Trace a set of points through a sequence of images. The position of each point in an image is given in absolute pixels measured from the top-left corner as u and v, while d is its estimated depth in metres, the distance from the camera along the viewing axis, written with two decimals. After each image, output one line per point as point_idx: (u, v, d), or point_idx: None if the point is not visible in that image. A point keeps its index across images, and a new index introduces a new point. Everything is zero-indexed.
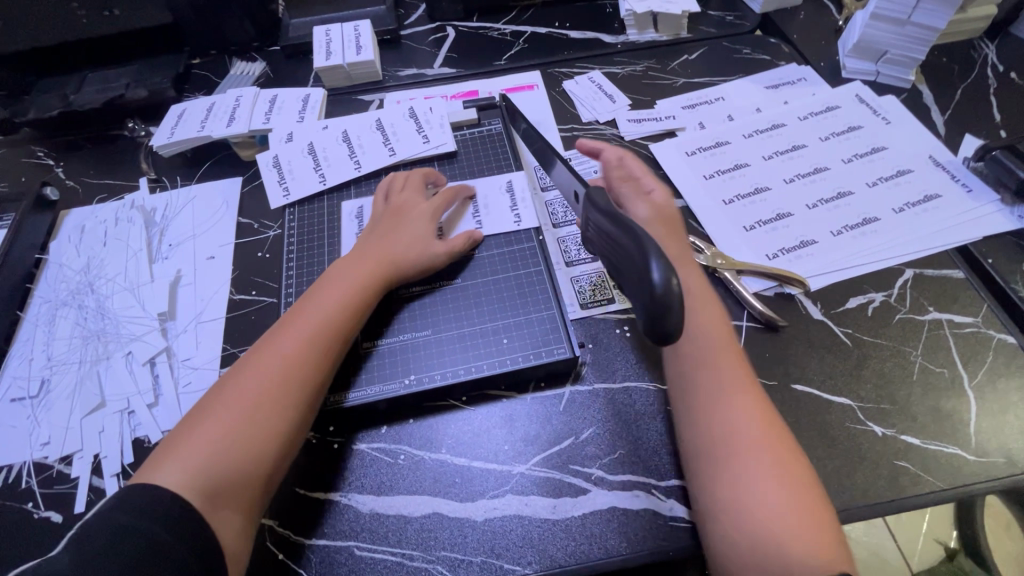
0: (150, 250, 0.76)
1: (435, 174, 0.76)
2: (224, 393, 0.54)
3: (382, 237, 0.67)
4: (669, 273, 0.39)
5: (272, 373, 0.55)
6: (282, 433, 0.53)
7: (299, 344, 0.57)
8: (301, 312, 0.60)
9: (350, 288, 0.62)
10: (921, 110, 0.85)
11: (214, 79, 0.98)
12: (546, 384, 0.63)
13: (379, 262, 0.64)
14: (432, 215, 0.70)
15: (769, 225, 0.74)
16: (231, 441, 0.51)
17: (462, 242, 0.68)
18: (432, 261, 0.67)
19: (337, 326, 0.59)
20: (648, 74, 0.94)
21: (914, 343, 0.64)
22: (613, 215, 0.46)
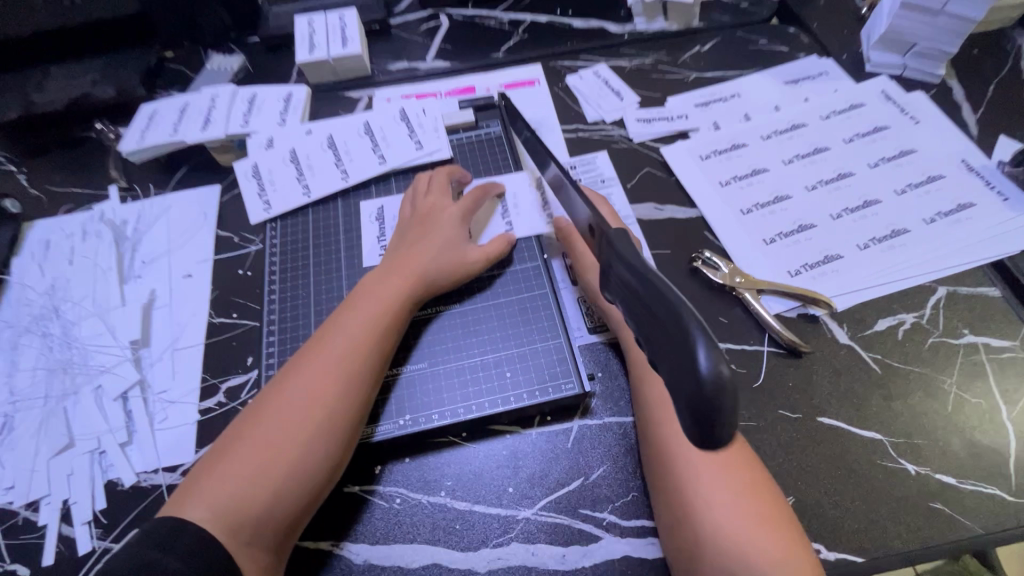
0: (120, 269, 0.70)
1: (460, 171, 0.70)
2: (260, 417, 0.51)
3: (415, 243, 0.62)
4: (716, 356, 0.29)
5: (309, 397, 0.51)
6: (319, 462, 0.50)
7: (335, 364, 0.53)
8: (335, 327, 0.56)
9: (385, 300, 0.57)
10: (951, 108, 0.79)
11: (189, 75, 0.91)
12: (552, 418, 0.58)
13: (415, 270, 0.60)
14: (464, 217, 0.65)
15: (790, 239, 0.68)
16: (266, 473, 0.48)
17: (498, 246, 0.64)
18: (468, 267, 0.62)
19: (374, 343, 0.55)
20: (657, 68, 0.87)
21: (949, 369, 0.59)
22: (635, 266, 0.35)
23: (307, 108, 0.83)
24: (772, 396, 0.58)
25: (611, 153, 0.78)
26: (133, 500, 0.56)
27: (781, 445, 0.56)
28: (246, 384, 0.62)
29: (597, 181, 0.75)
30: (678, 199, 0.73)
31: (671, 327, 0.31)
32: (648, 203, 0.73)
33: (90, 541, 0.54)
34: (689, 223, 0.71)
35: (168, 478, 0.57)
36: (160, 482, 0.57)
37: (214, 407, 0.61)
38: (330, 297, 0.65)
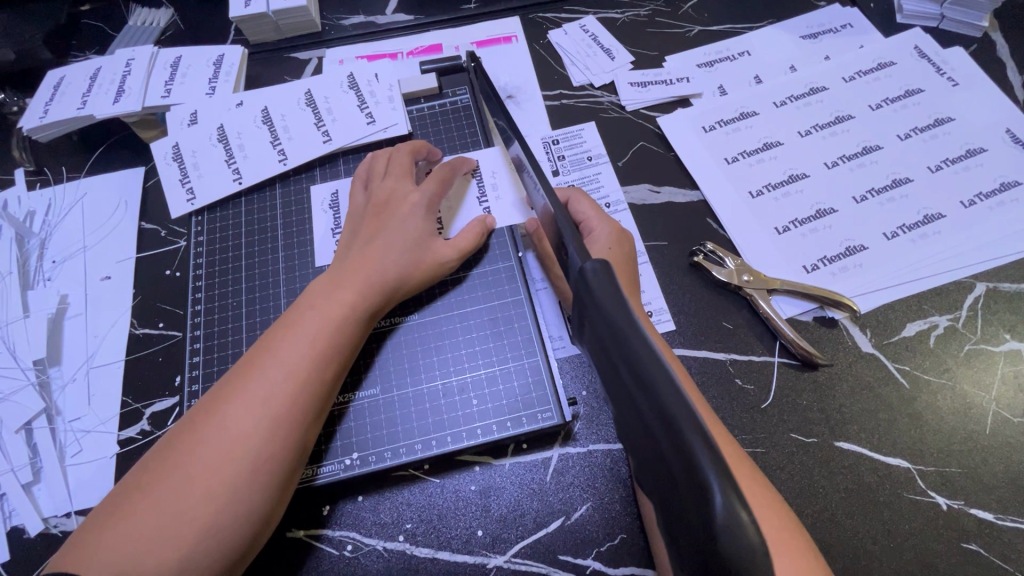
0: (25, 272, 0.60)
1: (427, 147, 0.59)
2: (171, 460, 0.41)
3: (372, 240, 0.52)
4: (737, 503, 0.22)
5: (235, 436, 0.41)
6: (248, 518, 0.40)
7: (271, 394, 0.43)
8: (272, 346, 0.45)
9: (337, 312, 0.47)
10: (994, 67, 0.68)
11: (107, 31, 0.77)
12: (528, 446, 0.49)
13: (384, 267, 0.50)
14: (433, 206, 0.55)
15: (807, 227, 0.59)
16: (176, 534, 0.38)
17: (472, 238, 0.54)
18: (440, 265, 0.53)
19: (321, 367, 0.45)
20: (654, 21, 0.75)
21: (988, 382, 0.51)
22: (623, 342, 0.27)
23: (243, 72, 0.71)
24: (783, 417, 0.50)
25: (600, 124, 0.67)
26: (40, 551, 0.48)
27: (792, 476, 0.48)
28: (173, 410, 0.52)
29: (583, 159, 0.65)
30: (677, 180, 0.63)
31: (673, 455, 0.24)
32: (641, 184, 0.63)
33: None
34: (689, 208, 0.61)
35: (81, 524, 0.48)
36: (72, 529, 0.48)
37: (134, 438, 0.52)
38: (267, 307, 0.56)
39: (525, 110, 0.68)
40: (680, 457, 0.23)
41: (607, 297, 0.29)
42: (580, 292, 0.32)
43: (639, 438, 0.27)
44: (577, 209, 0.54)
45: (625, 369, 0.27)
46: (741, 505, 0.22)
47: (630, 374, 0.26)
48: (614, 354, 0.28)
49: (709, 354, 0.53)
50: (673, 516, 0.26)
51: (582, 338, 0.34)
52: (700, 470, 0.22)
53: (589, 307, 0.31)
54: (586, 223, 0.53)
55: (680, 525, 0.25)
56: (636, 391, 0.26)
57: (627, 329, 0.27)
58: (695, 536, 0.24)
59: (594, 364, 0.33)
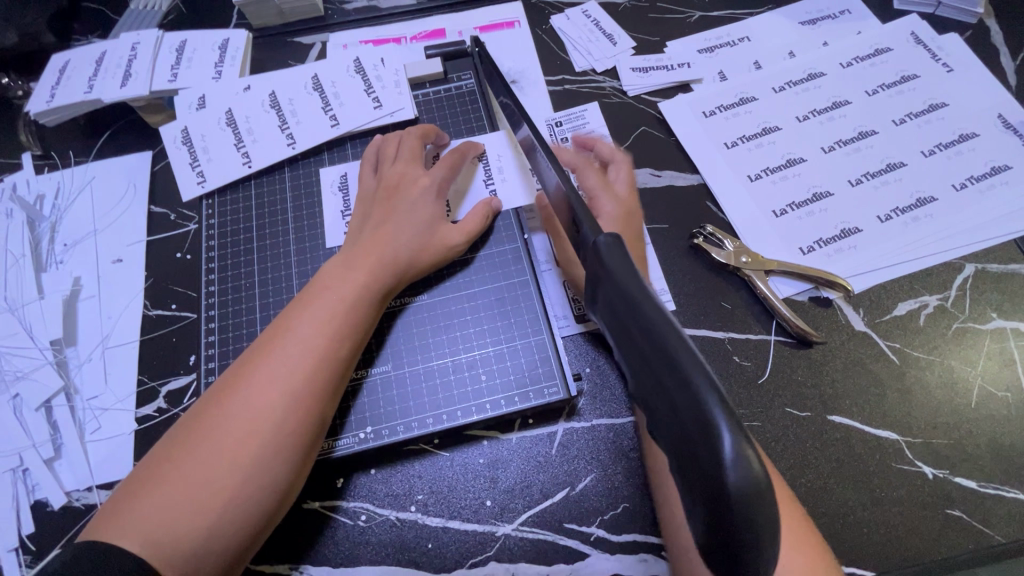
0: (37, 255, 0.61)
1: (434, 131, 0.60)
2: (196, 433, 0.42)
3: (382, 223, 0.53)
4: (745, 445, 0.24)
5: (257, 411, 0.43)
6: (270, 489, 0.42)
7: (290, 371, 0.44)
8: (289, 325, 0.47)
9: (351, 293, 0.49)
10: (988, 53, 0.69)
11: (110, 16, 0.77)
12: (534, 421, 0.51)
13: (395, 250, 0.51)
14: (441, 190, 0.56)
15: (803, 210, 0.60)
16: (205, 503, 0.40)
17: (479, 220, 0.55)
18: (448, 248, 0.54)
19: (338, 345, 0.47)
20: (656, 6, 0.75)
21: (974, 359, 0.53)
22: (636, 306, 0.29)
23: (248, 57, 0.71)
24: (777, 392, 0.52)
25: (602, 109, 0.68)
26: (66, 522, 0.50)
27: (785, 447, 0.50)
28: (189, 388, 0.54)
29: (586, 143, 0.66)
30: (677, 164, 0.64)
31: (683, 408, 0.25)
32: (643, 168, 0.64)
33: (19, 570, 0.48)
34: (689, 191, 0.63)
35: (103, 497, 0.50)
36: (94, 502, 0.50)
37: (152, 415, 0.53)
38: (278, 289, 0.57)
39: (528, 95, 0.69)
40: (689, 408, 0.25)
41: (621, 268, 0.31)
42: (593, 266, 0.34)
43: (649, 397, 0.29)
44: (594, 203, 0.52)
45: (638, 332, 0.28)
46: (749, 446, 0.24)
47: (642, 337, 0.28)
48: (626, 320, 0.30)
49: (708, 332, 0.55)
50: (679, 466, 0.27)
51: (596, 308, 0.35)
52: (710, 417, 0.24)
53: (602, 278, 0.32)
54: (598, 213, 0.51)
55: (685, 476, 0.26)
56: (649, 353, 0.27)
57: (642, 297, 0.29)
58: (699, 484, 0.25)
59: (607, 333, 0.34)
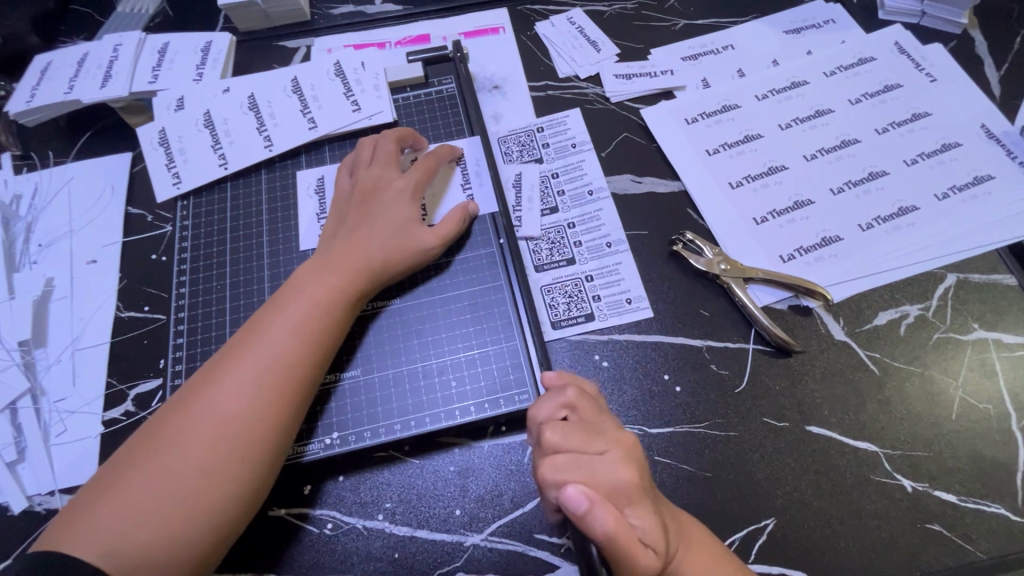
0: (10, 255, 0.60)
1: (413, 135, 0.60)
2: (160, 439, 0.41)
3: (356, 227, 0.52)
4: None
5: (224, 417, 0.42)
6: (236, 499, 0.41)
7: (260, 377, 0.44)
8: (260, 329, 0.46)
9: (325, 297, 0.48)
10: (972, 63, 0.69)
11: (97, 18, 0.78)
12: (507, 429, 0.50)
13: (367, 255, 0.51)
14: (417, 193, 0.56)
15: (784, 218, 0.60)
16: (168, 512, 0.39)
17: (454, 223, 0.55)
18: (422, 251, 0.53)
19: (310, 351, 0.46)
20: (641, 14, 0.76)
21: (955, 371, 0.52)
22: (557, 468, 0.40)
23: (231, 59, 0.71)
24: (754, 401, 0.52)
25: (584, 114, 0.68)
26: (25, 527, 0.48)
27: (762, 458, 0.49)
28: (157, 391, 0.53)
29: (567, 147, 0.65)
30: (658, 170, 0.64)
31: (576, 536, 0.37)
32: (624, 174, 0.64)
33: None
34: (669, 198, 0.62)
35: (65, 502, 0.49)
36: (56, 506, 0.49)
37: (119, 418, 0.52)
38: (250, 290, 0.56)
39: (510, 100, 0.69)
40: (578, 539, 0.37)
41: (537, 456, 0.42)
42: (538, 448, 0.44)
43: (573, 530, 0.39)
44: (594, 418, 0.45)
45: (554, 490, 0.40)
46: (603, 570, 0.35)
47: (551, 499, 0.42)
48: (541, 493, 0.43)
49: (686, 340, 0.55)
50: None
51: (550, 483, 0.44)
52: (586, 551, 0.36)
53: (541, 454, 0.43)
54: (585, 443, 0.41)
55: None
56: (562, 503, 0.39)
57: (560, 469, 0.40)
58: None
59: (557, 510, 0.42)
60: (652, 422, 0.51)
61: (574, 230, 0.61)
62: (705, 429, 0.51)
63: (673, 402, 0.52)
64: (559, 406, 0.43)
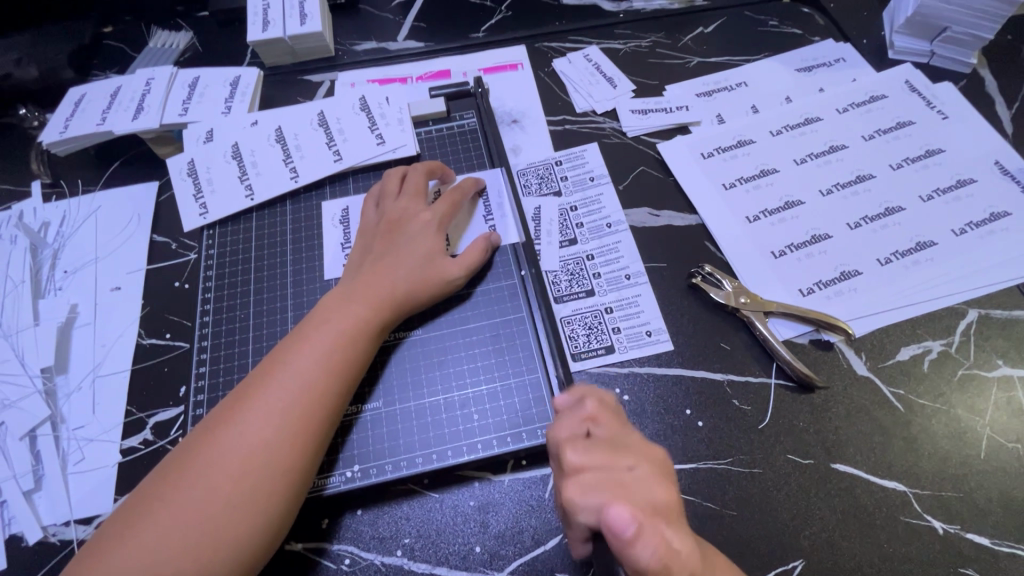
0: (37, 282, 0.61)
1: (440, 167, 0.61)
2: (187, 469, 0.41)
3: (382, 257, 0.53)
4: None
5: (251, 447, 0.42)
6: (259, 531, 0.40)
7: (287, 406, 0.44)
8: (286, 357, 0.46)
9: (351, 326, 0.48)
10: (983, 101, 0.71)
11: (130, 53, 0.81)
12: (528, 463, 0.50)
13: (393, 286, 0.51)
14: (442, 225, 0.56)
15: (802, 252, 0.60)
16: (194, 546, 0.39)
17: (477, 254, 0.55)
18: (447, 281, 0.54)
19: (336, 379, 0.46)
20: (655, 52, 0.78)
21: (982, 408, 0.51)
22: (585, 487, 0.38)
23: (258, 93, 0.73)
24: (777, 437, 0.51)
25: (602, 148, 0.69)
26: (39, 558, 0.48)
27: (788, 496, 0.48)
28: (177, 420, 0.53)
29: (585, 180, 0.66)
30: (675, 204, 0.65)
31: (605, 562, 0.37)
32: (642, 207, 0.64)
33: None
34: (687, 231, 0.63)
35: (80, 533, 0.49)
36: (71, 538, 0.48)
37: (137, 447, 0.52)
38: (273, 319, 0.57)
39: (528, 134, 0.71)
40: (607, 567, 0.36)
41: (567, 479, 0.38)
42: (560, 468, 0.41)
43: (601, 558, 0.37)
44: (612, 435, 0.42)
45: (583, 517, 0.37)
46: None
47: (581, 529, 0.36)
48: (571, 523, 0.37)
49: (707, 374, 0.54)
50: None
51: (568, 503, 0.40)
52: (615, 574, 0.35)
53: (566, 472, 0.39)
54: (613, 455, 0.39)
55: None
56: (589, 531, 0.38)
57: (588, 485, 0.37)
58: None
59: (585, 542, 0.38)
60: (675, 458, 0.50)
61: (593, 262, 0.61)
62: (728, 466, 0.50)
63: (696, 437, 0.51)
64: (579, 421, 0.42)
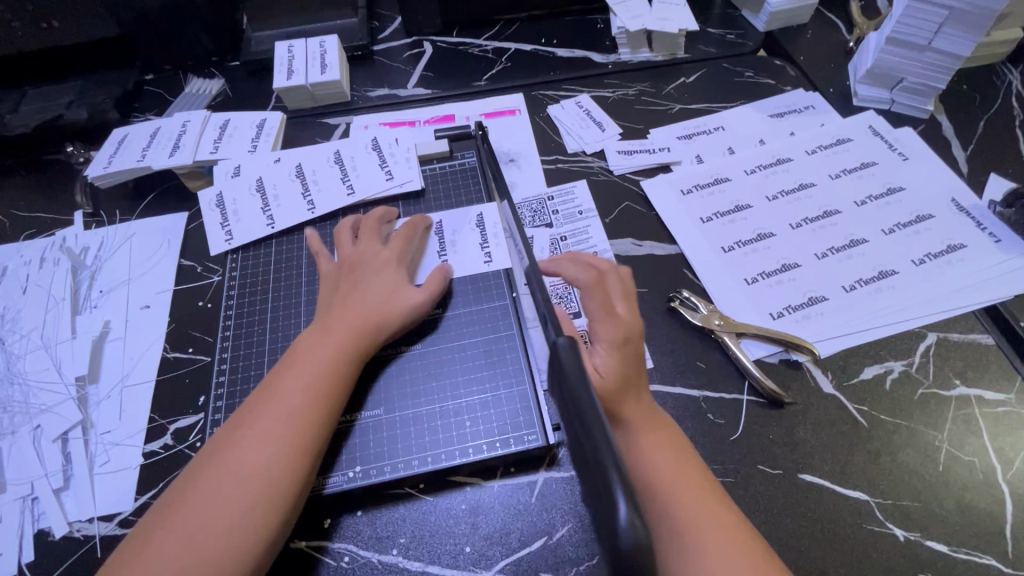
0: (75, 300, 0.68)
1: (388, 213, 0.68)
2: (194, 492, 0.46)
3: (351, 292, 0.58)
4: (636, 517, 0.27)
5: (250, 467, 0.46)
6: (259, 544, 0.44)
7: (277, 426, 0.49)
8: (277, 385, 0.52)
9: (335, 355, 0.53)
10: (940, 144, 0.77)
11: (167, 98, 0.90)
12: (516, 470, 0.54)
13: (364, 315, 0.56)
14: (400, 258, 0.62)
15: (773, 279, 0.65)
16: (200, 557, 0.43)
17: (438, 278, 0.61)
18: (412, 304, 0.58)
19: (320, 400, 0.51)
20: (641, 99, 0.86)
21: (940, 424, 0.55)
22: (570, 384, 0.34)
23: (281, 134, 0.81)
24: (748, 449, 0.55)
25: (590, 185, 0.76)
26: (63, 552, 0.52)
27: (757, 504, 0.52)
28: (196, 426, 0.58)
29: (574, 213, 0.73)
30: (657, 235, 0.71)
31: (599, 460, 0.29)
32: (626, 238, 0.70)
33: None
34: (668, 260, 0.68)
35: (102, 529, 0.53)
36: (93, 533, 0.53)
37: (158, 451, 0.57)
38: (287, 336, 0.62)
39: (524, 171, 0.78)
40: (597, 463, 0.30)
41: (573, 365, 0.35)
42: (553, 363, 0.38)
43: (588, 463, 0.31)
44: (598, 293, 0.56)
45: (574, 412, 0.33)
46: (638, 518, 0.27)
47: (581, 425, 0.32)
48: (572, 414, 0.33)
49: (684, 390, 0.59)
50: (597, 528, 0.30)
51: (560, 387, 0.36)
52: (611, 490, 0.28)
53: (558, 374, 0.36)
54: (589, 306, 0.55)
55: (605, 532, 0.28)
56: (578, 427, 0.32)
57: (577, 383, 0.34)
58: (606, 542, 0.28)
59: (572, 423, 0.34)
60: None
61: None
62: None
63: None
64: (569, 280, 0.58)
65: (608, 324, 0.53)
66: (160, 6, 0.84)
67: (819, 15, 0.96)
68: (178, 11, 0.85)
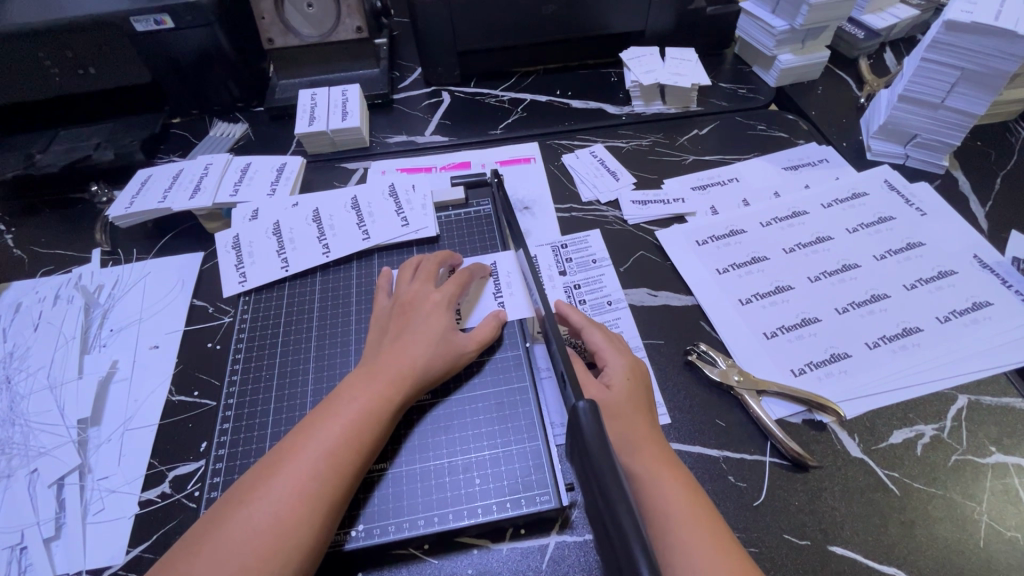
0: (85, 338, 0.67)
1: (449, 256, 0.67)
2: (207, 545, 0.43)
3: (398, 338, 0.57)
4: None
5: (269, 523, 0.44)
6: None
7: (316, 480, 0.46)
8: (308, 433, 0.49)
9: (370, 404, 0.51)
10: (959, 199, 0.77)
11: (193, 141, 0.93)
12: (526, 532, 0.51)
13: (409, 364, 0.54)
14: (451, 303, 0.61)
15: (793, 333, 0.64)
16: None
17: (490, 328, 0.60)
18: (459, 354, 0.58)
19: (358, 456, 0.49)
20: (655, 149, 0.87)
21: (978, 494, 0.52)
22: (590, 453, 0.35)
23: (300, 178, 0.83)
24: (772, 517, 0.52)
25: (604, 234, 0.76)
26: None
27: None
28: (196, 473, 0.56)
29: (588, 262, 0.72)
30: (673, 285, 0.70)
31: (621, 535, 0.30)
32: (640, 288, 0.70)
33: None
34: (684, 312, 0.67)
35: None
36: None
37: (155, 500, 0.55)
38: (295, 382, 0.61)
39: (538, 219, 0.78)
40: (620, 540, 0.30)
41: (593, 431, 0.36)
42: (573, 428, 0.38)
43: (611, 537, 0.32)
44: (597, 342, 0.58)
45: (595, 484, 0.34)
46: None
47: (602, 493, 0.33)
48: (592, 481, 0.34)
49: (703, 450, 0.56)
50: None
51: (580, 457, 0.37)
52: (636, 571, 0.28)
53: (579, 441, 0.37)
54: (599, 354, 0.57)
55: None
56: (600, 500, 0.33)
57: (597, 453, 0.35)
58: None
59: (594, 491, 0.34)
60: None
61: None
62: None
63: None
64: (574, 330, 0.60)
65: (615, 355, 0.56)
66: (192, 55, 0.88)
67: (829, 72, 0.98)
68: (208, 59, 0.89)
